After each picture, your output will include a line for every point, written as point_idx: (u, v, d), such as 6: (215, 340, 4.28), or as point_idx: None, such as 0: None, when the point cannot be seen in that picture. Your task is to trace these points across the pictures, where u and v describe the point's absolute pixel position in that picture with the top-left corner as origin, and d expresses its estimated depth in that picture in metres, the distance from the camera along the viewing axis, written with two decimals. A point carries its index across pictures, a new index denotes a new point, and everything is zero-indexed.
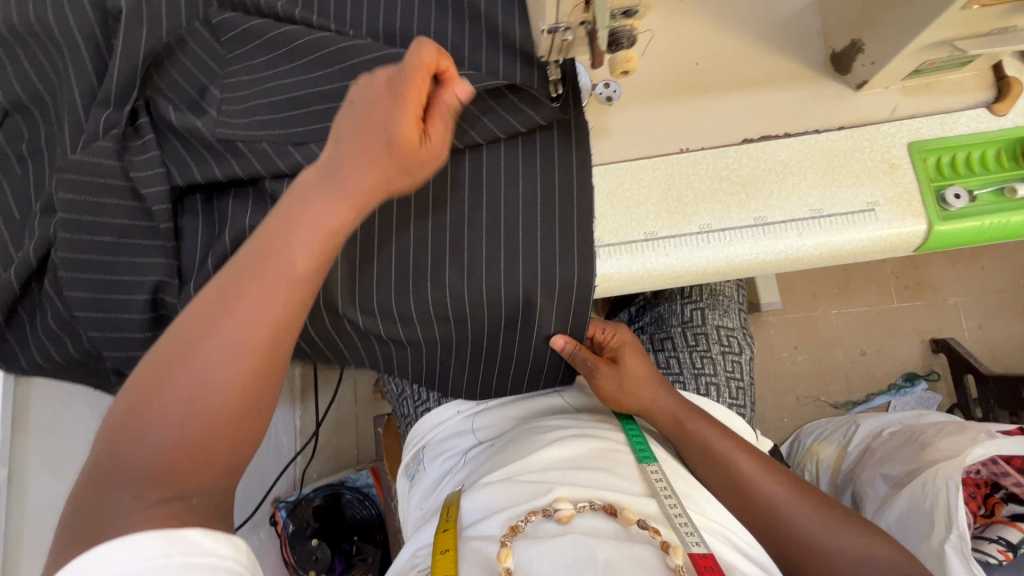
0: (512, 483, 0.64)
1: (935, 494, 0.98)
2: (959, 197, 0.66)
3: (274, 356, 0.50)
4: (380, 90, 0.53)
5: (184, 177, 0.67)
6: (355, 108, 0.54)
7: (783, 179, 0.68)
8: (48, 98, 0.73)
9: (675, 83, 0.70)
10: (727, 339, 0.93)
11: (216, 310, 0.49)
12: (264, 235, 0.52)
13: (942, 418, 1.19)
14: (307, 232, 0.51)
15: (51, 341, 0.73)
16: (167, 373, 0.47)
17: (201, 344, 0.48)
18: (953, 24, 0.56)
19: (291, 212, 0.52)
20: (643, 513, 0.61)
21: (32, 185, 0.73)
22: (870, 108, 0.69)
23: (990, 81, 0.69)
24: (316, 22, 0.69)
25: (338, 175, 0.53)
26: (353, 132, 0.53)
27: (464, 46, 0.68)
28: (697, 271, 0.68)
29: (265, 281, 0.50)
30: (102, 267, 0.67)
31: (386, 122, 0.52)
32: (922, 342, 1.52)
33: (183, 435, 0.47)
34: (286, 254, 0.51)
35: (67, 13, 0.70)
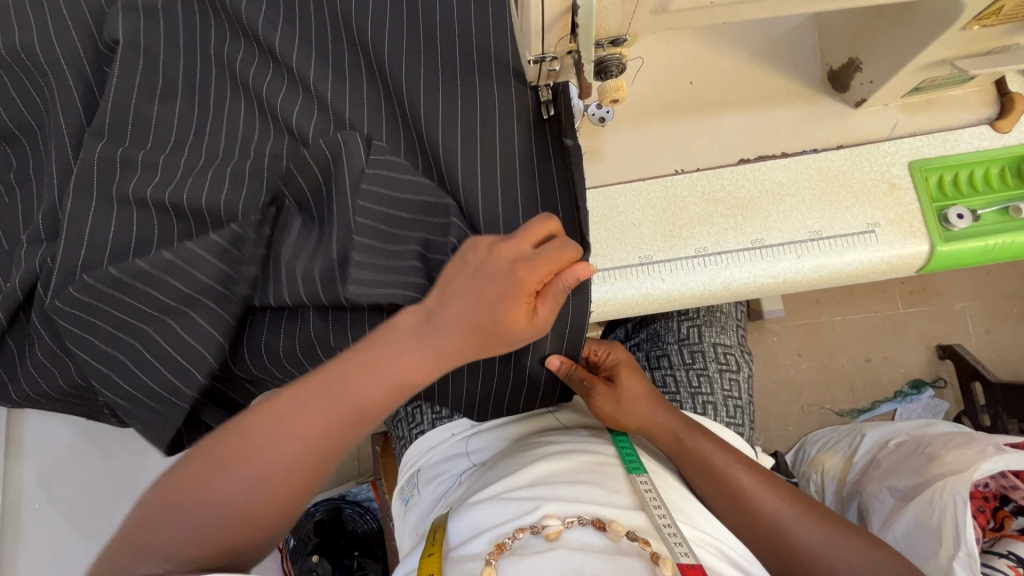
0: (499, 500, 0.62)
1: (942, 510, 0.96)
2: (962, 217, 0.64)
3: (321, 467, 0.56)
4: (505, 266, 0.55)
5: (199, 278, 0.66)
6: (475, 274, 0.56)
7: (781, 201, 0.66)
8: (36, 126, 0.73)
9: (669, 103, 0.69)
10: (725, 357, 0.92)
11: (286, 420, 0.55)
12: (347, 361, 0.57)
13: (949, 429, 1.16)
14: (389, 372, 0.56)
15: (40, 377, 0.73)
16: (218, 469, 0.54)
17: (259, 452, 0.54)
18: (955, 43, 0.55)
19: (380, 354, 0.56)
20: (632, 524, 0.59)
21: (21, 215, 0.73)
22: (869, 127, 0.67)
23: (992, 97, 0.67)
24: (312, 65, 0.68)
25: (434, 329, 0.57)
26: (467, 300, 0.56)
27: (454, 71, 0.67)
28: (694, 295, 0.66)
29: (336, 406, 0.55)
30: (110, 350, 0.67)
31: (496, 305, 0.55)
32: (928, 349, 1.50)
33: (218, 522, 0.53)
34: (358, 393, 0.56)
35: (54, 43, 0.70)
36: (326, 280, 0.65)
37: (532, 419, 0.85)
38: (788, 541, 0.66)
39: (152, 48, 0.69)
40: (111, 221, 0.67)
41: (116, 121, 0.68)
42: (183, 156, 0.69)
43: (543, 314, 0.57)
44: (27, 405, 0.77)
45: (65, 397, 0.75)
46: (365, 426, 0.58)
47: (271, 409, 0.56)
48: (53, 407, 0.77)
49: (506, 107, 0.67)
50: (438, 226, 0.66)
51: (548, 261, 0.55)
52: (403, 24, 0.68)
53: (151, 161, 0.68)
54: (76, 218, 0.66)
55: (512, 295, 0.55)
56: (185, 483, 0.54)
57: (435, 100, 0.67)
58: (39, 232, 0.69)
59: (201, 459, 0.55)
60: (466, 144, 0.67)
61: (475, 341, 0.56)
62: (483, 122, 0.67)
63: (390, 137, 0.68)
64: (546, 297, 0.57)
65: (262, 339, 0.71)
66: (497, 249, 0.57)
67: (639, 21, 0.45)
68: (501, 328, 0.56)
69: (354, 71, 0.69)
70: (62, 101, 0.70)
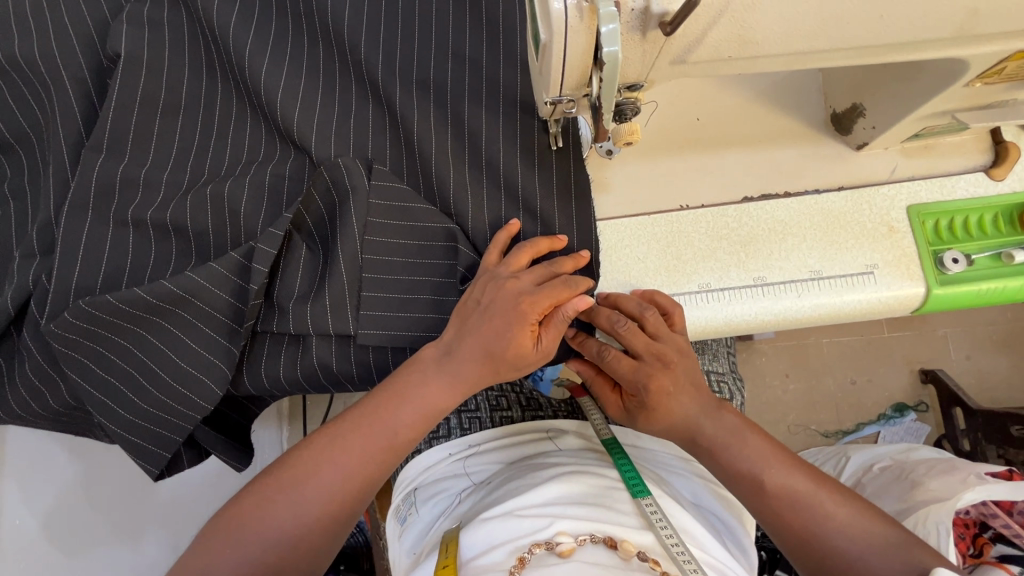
0: (511, 516, 0.63)
1: (925, 537, 0.98)
2: (957, 261, 0.65)
3: (354, 500, 0.62)
4: (510, 301, 0.60)
5: (191, 290, 0.63)
6: (484, 309, 0.61)
7: (783, 240, 0.67)
8: (33, 136, 0.73)
9: (676, 138, 0.70)
10: (718, 385, 0.93)
11: (321, 454, 0.62)
12: (378, 396, 0.63)
13: (932, 454, 1.19)
14: (414, 408, 0.62)
15: (28, 395, 0.71)
16: (271, 494, 0.61)
17: (309, 479, 0.61)
18: (956, 98, 0.56)
19: (407, 385, 0.62)
20: (641, 544, 0.60)
21: (15, 228, 0.72)
22: (870, 170, 0.69)
23: (987, 144, 0.69)
24: (322, 83, 0.69)
25: (453, 366, 0.61)
26: (481, 335, 0.60)
27: (462, 95, 0.68)
28: (696, 330, 0.67)
29: (368, 439, 0.62)
30: (102, 363, 0.66)
31: (504, 342, 0.60)
32: (911, 372, 1.53)
33: (264, 555, 0.58)
34: (391, 424, 0.62)
35: (55, 54, 0.69)
36: (332, 310, 0.66)
37: (530, 442, 0.86)
38: (773, 497, 0.62)
39: (157, 64, 0.69)
40: (108, 240, 0.66)
41: (117, 135, 0.68)
42: (186, 177, 0.69)
43: (546, 342, 0.62)
44: (10, 422, 0.75)
45: (56, 415, 0.73)
46: (400, 454, 0.64)
47: (315, 441, 0.64)
48: (37, 424, 0.76)
49: (512, 135, 0.67)
50: (444, 250, 0.67)
51: (549, 295, 0.60)
52: (413, 49, 0.69)
53: (154, 180, 0.68)
54: (73, 235, 0.65)
55: (516, 326, 0.59)
56: (244, 510, 0.60)
57: (442, 128, 0.67)
58: (32, 247, 0.68)
59: (260, 488, 0.62)
60: (473, 175, 0.67)
61: (486, 371, 0.62)
62: (487, 153, 0.67)
63: (393, 165, 0.68)
64: (550, 326, 0.62)
65: (262, 363, 0.69)
66: (508, 287, 0.61)
67: (657, 70, 0.46)
68: (508, 355, 0.60)
69: (360, 96, 0.69)
70: (61, 113, 0.69)
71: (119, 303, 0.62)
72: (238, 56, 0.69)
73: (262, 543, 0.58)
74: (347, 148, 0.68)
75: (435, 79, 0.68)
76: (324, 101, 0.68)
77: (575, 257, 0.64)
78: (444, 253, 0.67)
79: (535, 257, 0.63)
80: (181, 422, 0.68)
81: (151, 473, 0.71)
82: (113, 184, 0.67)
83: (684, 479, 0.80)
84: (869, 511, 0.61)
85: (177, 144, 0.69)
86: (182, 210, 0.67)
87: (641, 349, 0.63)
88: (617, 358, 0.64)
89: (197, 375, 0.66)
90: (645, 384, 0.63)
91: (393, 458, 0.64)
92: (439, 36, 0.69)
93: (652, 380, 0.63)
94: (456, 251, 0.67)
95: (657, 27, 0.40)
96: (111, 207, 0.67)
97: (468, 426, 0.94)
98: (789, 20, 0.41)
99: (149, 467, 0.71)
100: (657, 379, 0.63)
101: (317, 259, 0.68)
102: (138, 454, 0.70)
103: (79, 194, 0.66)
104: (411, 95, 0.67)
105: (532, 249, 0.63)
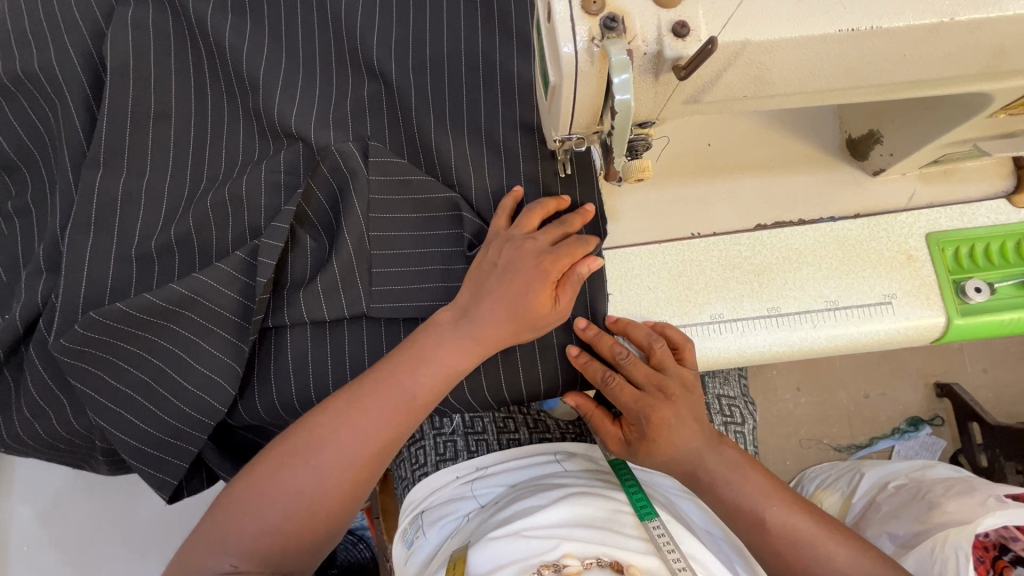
0: (518, 535, 0.61)
1: (943, 562, 0.96)
2: (979, 290, 0.63)
3: (375, 467, 0.60)
4: (529, 260, 0.59)
5: (196, 288, 0.62)
6: (502, 271, 0.60)
7: (798, 269, 0.65)
8: (37, 154, 0.72)
9: (687, 165, 0.69)
10: (728, 408, 0.92)
11: (337, 420, 0.59)
12: (394, 359, 0.60)
13: (950, 472, 1.16)
14: (432, 369, 0.59)
15: (33, 418, 0.69)
16: (289, 464, 0.58)
17: (327, 444, 0.59)
18: (979, 128, 0.55)
19: (424, 346, 0.60)
20: (648, 569, 0.59)
21: (21, 246, 0.71)
22: (887, 197, 0.67)
23: (1008, 169, 0.67)
24: (325, 98, 0.67)
25: (471, 324, 0.59)
26: (501, 294, 0.59)
27: (464, 115, 0.66)
28: (708, 362, 0.65)
29: (389, 403, 0.59)
30: (106, 369, 0.64)
31: (526, 299, 0.58)
32: (926, 387, 1.50)
33: (286, 523, 0.57)
34: (409, 385, 0.59)
35: (58, 72, 0.68)
36: (343, 288, 0.64)
37: (539, 466, 0.84)
38: (774, 537, 0.60)
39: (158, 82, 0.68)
40: (112, 260, 0.65)
41: (117, 152, 0.66)
42: (184, 197, 0.67)
43: (564, 301, 0.60)
44: (11, 449, 0.72)
45: (61, 441, 0.71)
46: (420, 415, 0.61)
47: (331, 403, 0.60)
48: (43, 456, 0.74)
49: (517, 161, 0.66)
50: (449, 220, 0.66)
51: (567, 255, 0.59)
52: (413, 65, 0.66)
53: (155, 198, 0.67)
54: (78, 253, 0.64)
55: (537, 282, 0.58)
56: (260, 481, 0.58)
57: (447, 144, 0.66)
58: (39, 264, 0.67)
59: (274, 454, 0.59)
60: (478, 177, 0.66)
61: (508, 331, 0.60)
62: (494, 175, 0.66)
63: (392, 142, 0.67)
64: (566, 285, 0.60)
65: (270, 365, 0.67)
66: (525, 245, 0.60)
67: (669, 109, 0.44)
68: (528, 315, 0.59)
69: (368, 108, 0.67)
70: (65, 129, 0.68)
71: (129, 309, 0.61)
72: (242, 76, 0.67)
73: (285, 510, 0.57)
74: (346, 136, 0.66)
75: (439, 93, 0.66)
76: (327, 113, 0.67)
77: (582, 213, 0.62)
78: (448, 223, 0.66)
79: (543, 219, 0.63)
80: (193, 429, 0.66)
81: (165, 488, 0.68)
82: (116, 203, 0.66)
83: (692, 504, 0.78)
84: (873, 554, 0.60)
85: (178, 161, 0.68)
86: (185, 232, 0.65)
87: (642, 379, 0.63)
88: (620, 385, 0.62)
89: (209, 376, 0.64)
90: (647, 416, 0.62)
91: (413, 420, 0.61)
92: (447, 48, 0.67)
93: (654, 413, 0.62)
94: (460, 219, 0.65)
95: (670, 70, 0.39)
96: (115, 227, 0.65)
97: (475, 449, 0.92)
98: (805, 59, 0.39)
99: (166, 481, 0.68)
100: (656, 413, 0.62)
101: (325, 248, 0.66)
102: (151, 467, 0.67)
103: (83, 213, 0.65)
104: (417, 112, 0.66)
105: (542, 210, 0.62)
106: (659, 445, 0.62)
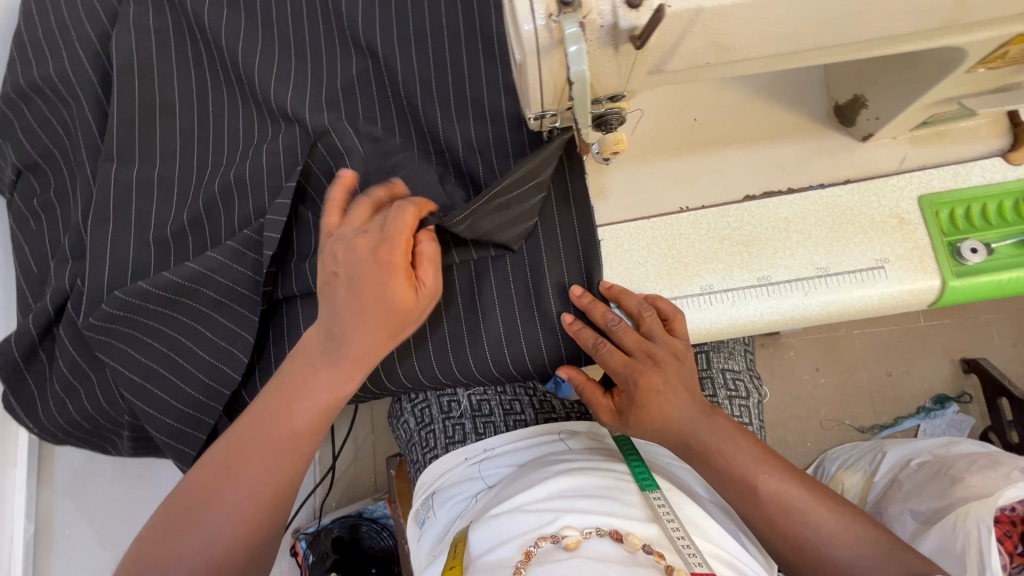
0: (518, 512, 0.63)
1: (965, 537, 0.93)
2: (976, 251, 0.63)
3: (284, 492, 0.61)
4: (366, 256, 0.55)
5: (208, 263, 0.65)
6: (345, 277, 0.56)
7: (787, 238, 0.66)
8: (57, 154, 0.76)
9: (675, 140, 0.70)
10: (732, 382, 0.92)
11: (236, 454, 0.59)
12: (279, 389, 0.60)
13: (973, 448, 1.13)
14: (318, 391, 0.60)
15: (65, 395, 0.74)
16: (196, 504, 0.58)
17: (234, 476, 0.59)
18: (960, 85, 0.55)
19: (305, 373, 0.60)
20: (647, 537, 0.60)
21: (47, 239, 0.76)
22: (878, 161, 0.67)
23: (1004, 127, 0.66)
24: (323, 88, 0.70)
25: (344, 347, 0.58)
26: (354, 300, 0.56)
27: (451, 99, 0.68)
28: (699, 333, 0.66)
29: (282, 427, 0.59)
30: (131, 344, 0.68)
31: (382, 292, 0.55)
32: (952, 362, 1.46)
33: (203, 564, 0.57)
34: (294, 420, 0.60)
35: (73, 75, 0.73)
36: None
37: (542, 444, 0.86)
38: (764, 503, 0.61)
39: (168, 82, 0.72)
40: (131, 248, 0.69)
41: (130, 147, 0.71)
42: (191, 188, 0.71)
43: (428, 280, 0.58)
44: (39, 433, 0.76)
45: (88, 421, 0.75)
46: (314, 443, 0.62)
47: (227, 440, 0.61)
48: (68, 439, 0.78)
49: (502, 144, 0.68)
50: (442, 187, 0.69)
51: (400, 227, 0.55)
52: (403, 53, 0.69)
53: (166, 190, 0.71)
54: (99, 241, 0.69)
55: (384, 275, 0.55)
56: (168, 528, 0.58)
57: (437, 122, 0.68)
58: (66, 253, 0.72)
59: (182, 499, 0.59)
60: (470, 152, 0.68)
61: (383, 338, 0.58)
62: (484, 154, 0.68)
63: (382, 118, 0.70)
64: (421, 263, 0.58)
65: (284, 337, 0.71)
66: (357, 246, 0.56)
67: (635, 80, 0.46)
68: (393, 305, 0.56)
69: (361, 98, 0.70)
70: (82, 128, 0.73)
71: (150, 286, 0.65)
72: (243, 73, 0.71)
73: (197, 551, 0.57)
74: (339, 115, 0.70)
75: (427, 78, 0.69)
76: (321, 102, 0.70)
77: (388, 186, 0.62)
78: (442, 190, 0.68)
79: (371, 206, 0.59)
80: (211, 401, 0.70)
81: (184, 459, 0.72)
82: (129, 194, 0.70)
83: (689, 473, 0.78)
84: (861, 519, 0.61)
85: (186, 156, 0.72)
86: (197, 222, 0.70)
87: (632, 346, 0.64)
88: (609, 351, 0.64)
89: (228, 348, 0.69)
90: (635, 380, 0.63)
91: (307, 445, 0.62)
92: (434, 33, 0.69)
93: (642, 376, 0.63)
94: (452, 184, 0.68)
95: (627, 41, 0.41)
96: (131, 217, 0.70)
97: (483, 431, 0.94)
98: (761, 21, 0.40)
99: (188, 453, 0.72)
100: (644, 384, 0.63)
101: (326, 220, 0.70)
102: (174, 439, 0.71)
103: (101, 205, 0.69)
104: (408, 96, 0.69)
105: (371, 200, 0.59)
106: (659, 412, 0.64)
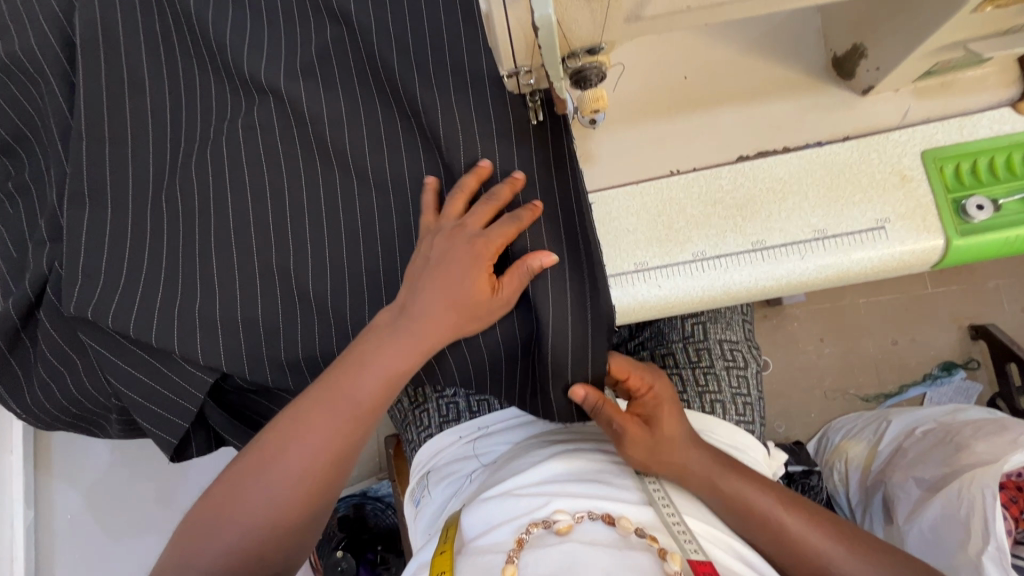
0: (508, 497, 0.62)
1: (971, 505, 0.91)
2: (981, 208, 0.60)
3: (333, 476, 0.63)
4: (460, 246, 0.60)
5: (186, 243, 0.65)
6: (432, 260, 0.61)
7: (783, 199, 0.63)
8: (30, 134, 0.75)
9: (664, 100, 0.66)
10: (730, 353, 0.90)
11: (284, 435, 0.62)
12: (335, 375, 0.61)
13: (980, 415, 1.11)
14: (378, 371, 0.61)
15: (50, 380, 0.73)
16: (239, 490, 0.61)
17: (282, 458, 0.61)
18: (965, 27, 0.51)
19: (364, 354, 0.60)
20: (640, 521, 0.57)
21: (26, 222, 0.75)
22: (880, 115, 0.64)
23: (1014, 76, 0.63)
24: (296, 54, 0.67)
25: (411, 321, 0.60)
26: (428, 283, 0.60)
27: (428, 62, 0.65)
28: (692, 300, 0.64)
29: (339, 413, 0.61)
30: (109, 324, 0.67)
31: (459, 281, 0.60)
32: (959, 329, 1.43)
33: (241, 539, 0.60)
34: (354, 394, 0.61)
35: (36, 49, 0.70)
36: (328, 231, 0.66)
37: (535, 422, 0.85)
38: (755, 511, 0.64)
39: (135, 54, 0.70)
40: (107, 229, 0.68)
41: (99, 123, 0.69)
42: (167, 166, 0.69)
43: (508, 288, 0.61)
44: (25, 416, 0.76)
45: (75, 403, 0.75)
46: (367, 421, 0.63)
47: (280, 420, 0.63)
48: (57, 424, 0.78)
49: (484, 109, 0.64)
50: (424, 155, 0.66)
51: (499, 234, 0.60)
52: (379, 15, 0.65)
53: (140, 168, 0.69)
54: (76, 224, 0.68)
55: (469, 264, 0.60)
56: (215, 509, 0.61)
57: (413, 87, 0.64)
58: (42, 235, 0.71)
59: (223, 488, 0.62)
60: (448, 116, 0.64)
61: (452, 321, 0.61)
62: (464, 120, 0.64)
63: (356, 85, 0.67)
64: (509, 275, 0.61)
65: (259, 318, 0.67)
66: (452, 232, 0.61)
67: (613, 29, 0.43)
68: (467, 302, 0.60)
69: (336, 65, 0.67)
70: (51, 105, 0.71)
71: None
72: (214, 42, 0.68)
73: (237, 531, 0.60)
74: (314, 83, 0.66)
75: (404, 41, 0.65)
76: (292, 68, 0.67)
77: (530, 208, 0.62)
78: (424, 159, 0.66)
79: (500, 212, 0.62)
80: (191, 384, 0.69)
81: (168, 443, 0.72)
82: (104, 174, 0.68)
83: None
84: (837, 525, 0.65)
85: (159, 133, 0.70)
86: (173, 201, 0.68)
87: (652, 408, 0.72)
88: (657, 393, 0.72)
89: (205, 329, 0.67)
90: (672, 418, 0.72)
91: (360, 426, 0.63)
92: None
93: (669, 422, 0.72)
94: (438, 153, 0.65)
95: None
96: (108, 198, 0.68)
97: (476, 407, 0.90)
98: None
99: (169, 438, 0.72)
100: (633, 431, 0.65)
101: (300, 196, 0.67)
102: (154, 423, 0.71)
103: (76, 185, 0.68)
104: (383, 61, 0.65)
105: (492, 204, 0.62)
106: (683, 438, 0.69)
